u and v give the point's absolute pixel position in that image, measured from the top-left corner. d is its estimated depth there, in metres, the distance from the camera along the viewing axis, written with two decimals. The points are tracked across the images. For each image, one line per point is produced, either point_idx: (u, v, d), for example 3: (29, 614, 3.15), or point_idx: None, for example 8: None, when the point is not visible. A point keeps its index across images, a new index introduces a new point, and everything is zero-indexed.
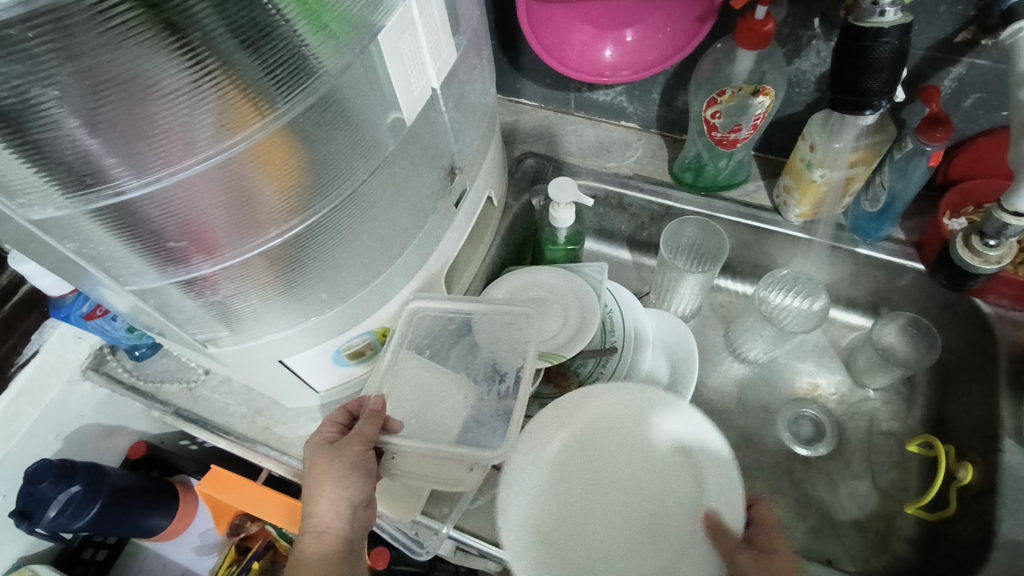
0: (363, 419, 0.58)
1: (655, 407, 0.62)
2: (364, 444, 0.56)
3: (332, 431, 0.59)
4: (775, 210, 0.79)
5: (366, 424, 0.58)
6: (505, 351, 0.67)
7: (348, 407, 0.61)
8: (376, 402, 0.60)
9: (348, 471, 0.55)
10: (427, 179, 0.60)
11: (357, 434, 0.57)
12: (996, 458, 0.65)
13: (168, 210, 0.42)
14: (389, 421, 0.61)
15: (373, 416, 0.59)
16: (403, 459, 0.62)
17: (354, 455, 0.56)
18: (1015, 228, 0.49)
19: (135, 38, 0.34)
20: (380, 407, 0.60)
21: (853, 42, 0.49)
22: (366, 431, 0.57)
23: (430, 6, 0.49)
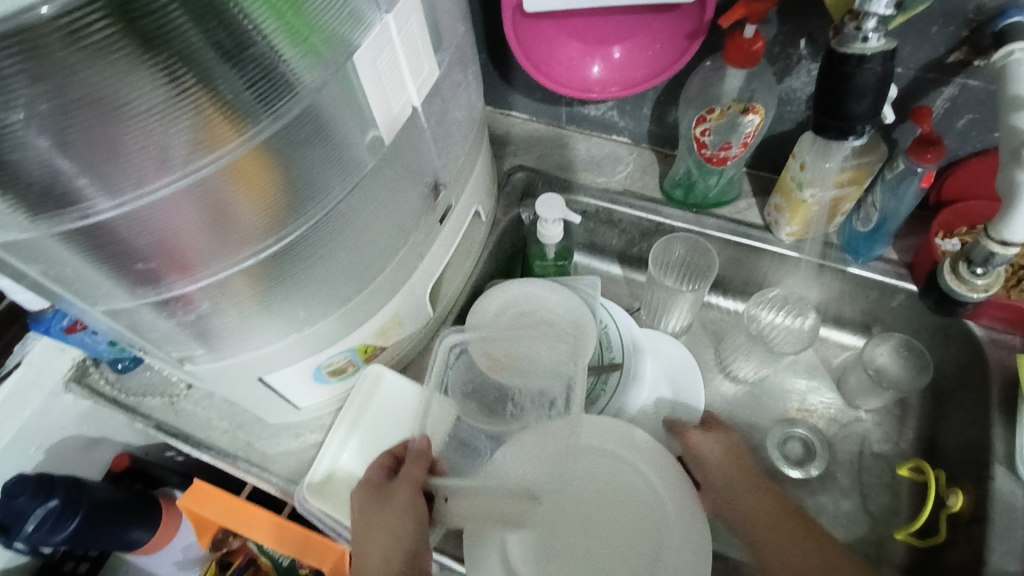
0: (409, 462, 0.61)
1: (628, 444, 0.67)
2: (413, 488, 0.59)
3: (379, 475, 0.62)
4: (766, 228, 0.78)
5: (413, 467, 0.61)
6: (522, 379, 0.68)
7: (393, 451, 0.64)
8: (421, 443, 0.63)
9: (401, 516, 0.58)
10: (410, 197, 0.59)
11: (404, 478, 0.60)
12: (987, 486, 0.64)
13: (140, 231, 0.41)
14: (436, 463, 0.64)
15: (419, 457, 0.62)
16: (456, 501, 0.62)
17: (405, 500, 0.59)
18: (1002, 257, 0.48)
19: (107, 57, 0.33)
20: (424, 447, 0.62)
21: (836, 67, 0.48)
22: (413, 473, 0.60)
23: (410, 25, 0.49)
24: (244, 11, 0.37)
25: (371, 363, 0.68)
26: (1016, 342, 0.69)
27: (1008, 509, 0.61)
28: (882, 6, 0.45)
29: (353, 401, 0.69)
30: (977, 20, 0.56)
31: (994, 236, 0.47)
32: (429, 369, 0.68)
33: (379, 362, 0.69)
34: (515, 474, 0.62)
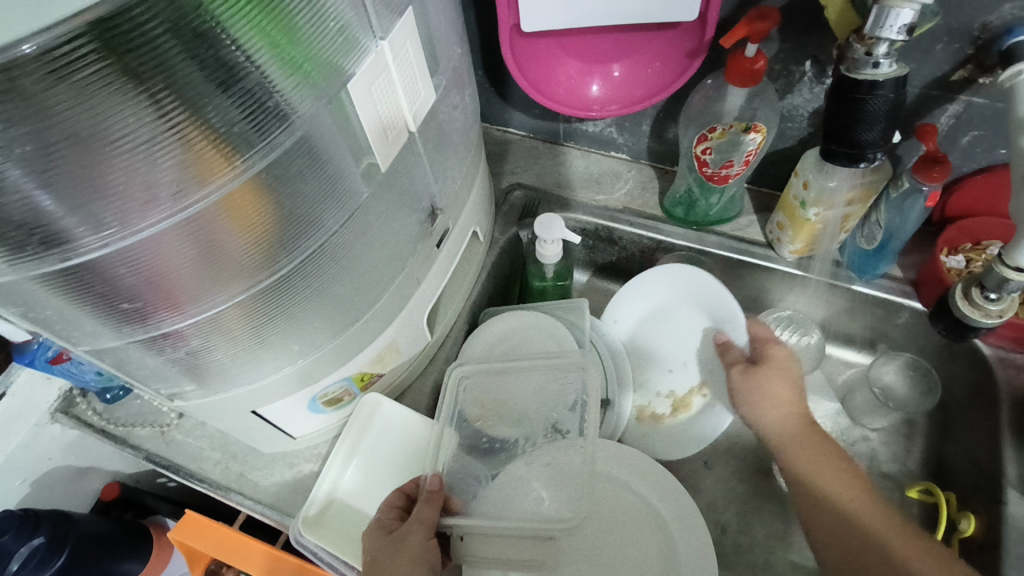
0: (421, 502, 0.58)
1: (645, 474, 0.65)
2: (424, 533, 0.56)
3: (391, 517, 0.58)
4: (769, 245, 0.77)
5: (426, 509, 0.57)
6: (537, 410, 0.65)
7: (405, 488, 0.61)
8: (433, 483, 0.59)
9: (413, 564, 0.54)
10: (407, 222, 0.57)
11: (414, 521, 0.56)
12: (1000, 511, 0.62)
13: (129, 269, 0.39)
14: (451, 501, 0.61)
15: (431, 498, 0.58)
16: (475, 541, 0.59)
17: (416, 546, 0.55)
18: (1016, 283, 0.46)
19: (93, 93, 0.31)
20: (437, 488, 0.59)
21: (846, 93, 0.47)
22: (424, 517, 0.57)
23: (406, 50, 0.47)
24: (236, 40, 0.35)
25: (367, 392, 0.66)
26: None
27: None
28: (894, 32, 0.43)
29: (348, 432, 0.66)
30: (982, 38, 0.55)
31: (1009, 262, 0.46)
32: (437, 408, 0.65)
33: (376, 390, 0.68)
34: (531, 514, 0.59)
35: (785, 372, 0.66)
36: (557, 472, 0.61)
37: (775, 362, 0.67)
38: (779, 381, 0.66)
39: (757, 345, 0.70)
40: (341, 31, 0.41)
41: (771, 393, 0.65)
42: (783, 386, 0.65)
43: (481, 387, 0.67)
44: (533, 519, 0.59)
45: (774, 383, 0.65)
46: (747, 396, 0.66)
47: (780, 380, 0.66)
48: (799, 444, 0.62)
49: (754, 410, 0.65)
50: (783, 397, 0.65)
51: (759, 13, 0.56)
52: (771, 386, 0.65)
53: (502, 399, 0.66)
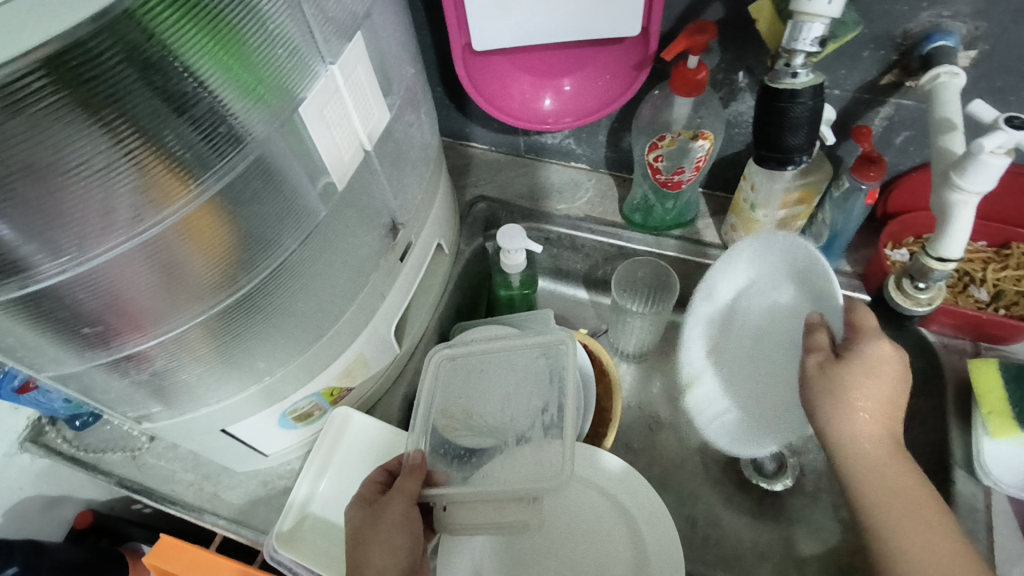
0: (404, 475, 0.59)
1: (616, 471, 0.66)
2: (406, 501, 0.56)
3: (372, 490, 0.59)
4: (724, 246, 0.80)
5: (407, 480, 0.58)
6: (518, 393, 0.67)
7: (388, 466, 0.61)
8: (416, 457, 0.60)
9: (395, 531, 0.55)
10: (367, 238, 0.58)
11: (396, 491, 0.57)
12: (948, 490, 0.65)
13: (91, 291, 0.40)
14: (434, 475, 0.62)
15: (413, 471, 0.59)
16: (457, 510, 0.61)
17: (395, 515, 0.56)
18: (940, 272, 0.50)
19: (52, 122, 0.32)
20: (420, 462, 0.60)
21: (769, 102, 0.50)
22: (407, 487, 0.58)
23: (356, 72, 0.49)
24: (188, 68, 0.37)
25: (337, 405, 0.67)
26: (966, 345, 0.72)
27: (970, 511, 0.63)
28: (808, 45, 0.47)
29: (322, 446, 0.67)
30: (905, 44, 0.59)
31: (933, 252, 0.49)
32: (411, 419, 0.65)
33: (346, 404, 0.69)
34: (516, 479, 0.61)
35: (874, 374, 0.54)
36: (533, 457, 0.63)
37: (865, 356, 0.55)
38: (866, 384, 0.54)
39: (848, 333, 0.57)
40: (292, 55, 0.43)
41: (855, 395, 0.54)
42: (871, 389, 0.54)
43: (446, 397, 0.68)
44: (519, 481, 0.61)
45: (864, 387, 0.54)
46: (825, 397, 0.55)
47: (867, 383, 0.54)
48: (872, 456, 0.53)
49: (829, 415, 0.54)
50: (865, 401, 0.54)
51: (697, 27, 0.59)
52: (855, 387, 0.54)
53: (469, 408, 0.67)
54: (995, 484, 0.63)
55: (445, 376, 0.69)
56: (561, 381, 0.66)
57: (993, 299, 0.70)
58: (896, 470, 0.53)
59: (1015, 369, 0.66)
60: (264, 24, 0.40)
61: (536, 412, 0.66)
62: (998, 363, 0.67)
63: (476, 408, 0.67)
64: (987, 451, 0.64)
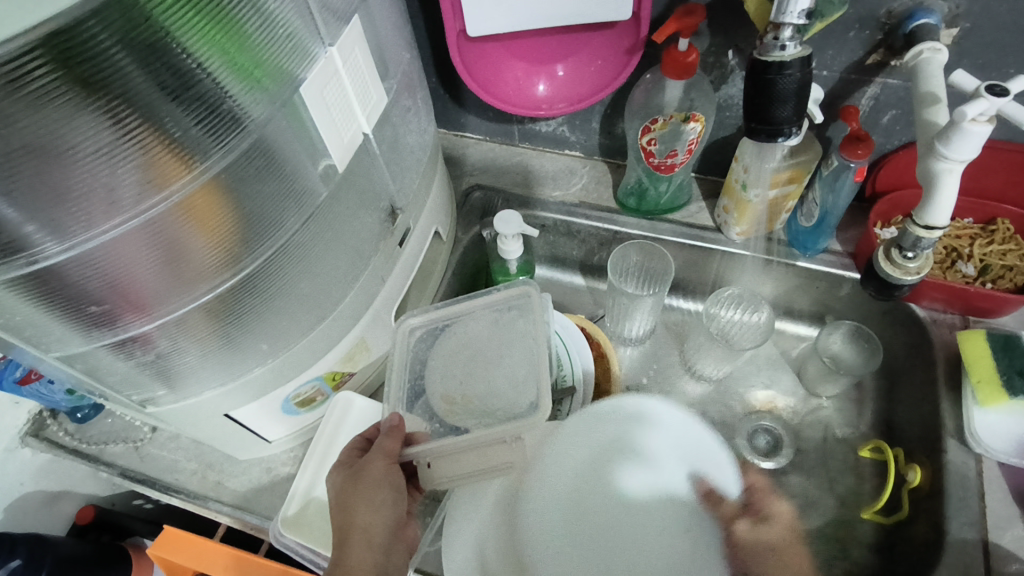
0: (384, 435, 0.59)
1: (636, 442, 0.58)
2: (384, 459, 0.57)
3: (352, 454, 0.59)
4: (717, 229, 0.81)
5: (387, 440, 0.58)
6: (495, 358, 0.66)
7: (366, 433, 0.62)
8: (393, 418, 0.60)
9: (377, 488, 0.55)
10: (367, 222, 0.59)
11: (375, 451, 0.57)
12: (940, 459, 0.66)
13: (95, 271, 0.40)
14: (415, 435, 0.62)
15: (393, 431, 0.59)
16: (438, 465, 0.60)
17: (378, 471, 0.56)
18: (929, 240, 0.50)
19: (54, 102, 0.33)
20: (398, 422, 0.60)
21: (759, 75, 0.51)
22: (387, 447, 0.58)
23: (354, 55, 0.50)
24: (187, 50, 0.37)
25: (339, 390, 0.68)
26: (955, 320, 0.73)
27: (961, 479, 0.64)
28: (795, 17, 0.48)
29: (325, 432, 0.68)
30: (889, 23, 0.60)
31: (919, 221, 0.50)
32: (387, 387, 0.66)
33: (348, 389, 0.69)
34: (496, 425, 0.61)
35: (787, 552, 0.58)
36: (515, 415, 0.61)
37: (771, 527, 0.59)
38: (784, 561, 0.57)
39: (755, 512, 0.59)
40: (290, 38, 0.43)
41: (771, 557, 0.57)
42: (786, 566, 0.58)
43: (425, 368, 0.67)
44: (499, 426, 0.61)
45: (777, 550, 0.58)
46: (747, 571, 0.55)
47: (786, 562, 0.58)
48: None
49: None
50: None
51: (687, 9, 0.61)
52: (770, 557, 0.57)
53: (468, 392, 0.65)
54: (986, 451, 0.64)
55: (439, 354, 0.68)
56: (535, 341, 0.65)
57: (980, 273, 0.72)
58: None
59: (1002, 339, 0.68)
60: (261, 6, 0.40)
61: (513, 378, 0.64)
62: (986, 333, 0.69)
63: (475, 392, 0.65)
64: (976, 420, 0.65)
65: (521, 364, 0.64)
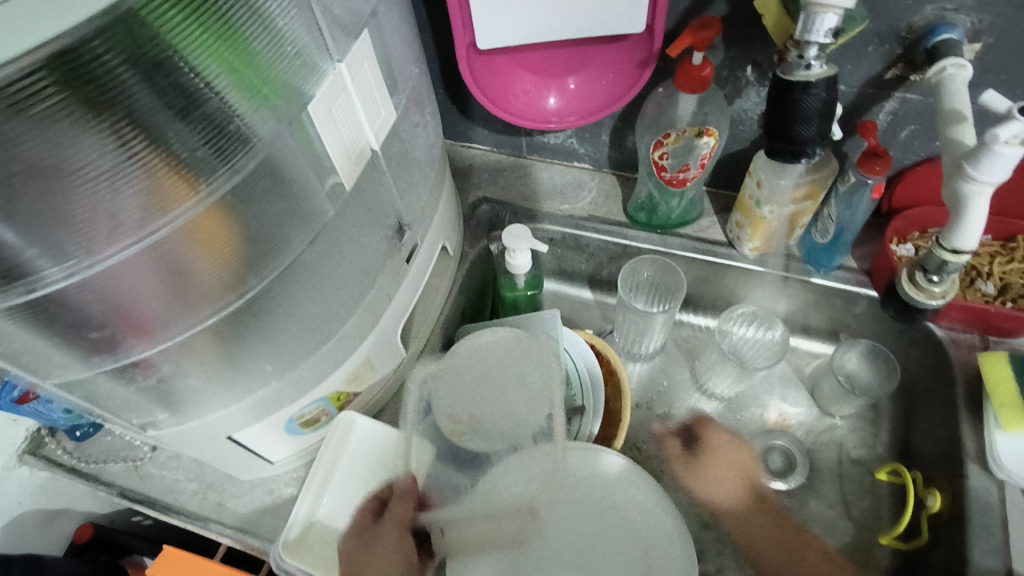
0: (395, 500, 0.61)
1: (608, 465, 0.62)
2: (396, 531, 0.59)
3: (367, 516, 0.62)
4: (730, 244, 0.80)
5: (398, 506, 0.61)
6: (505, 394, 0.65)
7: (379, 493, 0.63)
8: (406, 482, 0.62)
9: (385, 558, 0.58)
10: (374, 239, 0.57)
11: (389, 519, 0.60)
12: (961, 484, 0.64)
13: (96, 296, 0.39)
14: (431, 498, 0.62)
15: (404, 496, 0.61)
16: (451, 531, 0.59)
17: (389, 541, 0.59)
18: (955, 264, 0.49)
19: (56, 123, 0.32)
20: (409, 486, 0.62)
21: (783, 93, 0.50)
22: (399, 513, 0.60)
23: (363, 70, 0.48)
24: (194, 68, 0.36)
25: (342, 410, 0.66)
26: (974, 340, 0.71)
27: (983, 505, 0.62)
28: (822, 35, 0.47)
29: (325, 456, 0.65)
30: (909, 38, 0.59)
31: (947, 245, 0.48)
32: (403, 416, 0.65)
33: (350, 408, 0.67)
34: (512, 491, 0.58)
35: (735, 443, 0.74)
36: (527, 471, 0.59)
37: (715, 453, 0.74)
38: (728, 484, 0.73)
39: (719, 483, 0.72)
40: (298, 55, 0.42)
41: (714, 476, 0.73)
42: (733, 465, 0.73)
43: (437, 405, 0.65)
44: (515, 493, 0.58)
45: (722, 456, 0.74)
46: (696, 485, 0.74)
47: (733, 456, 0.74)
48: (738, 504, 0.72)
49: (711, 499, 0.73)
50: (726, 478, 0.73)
51: (702, 22, 0.59)
52: (716, 472, 0.73)
53: (474, 412, 0.64)
54: (1008, 476, 0.62)
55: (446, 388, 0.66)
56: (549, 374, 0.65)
57: (1000, 292, 0.70)
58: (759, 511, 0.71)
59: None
60: (269, 23, 0.39)
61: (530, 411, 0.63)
62: (1007, 356, 0.67)
63: (482, 411, 0.64)
64: (999, 444, 0.63)
65: (536, 399, 0.63)
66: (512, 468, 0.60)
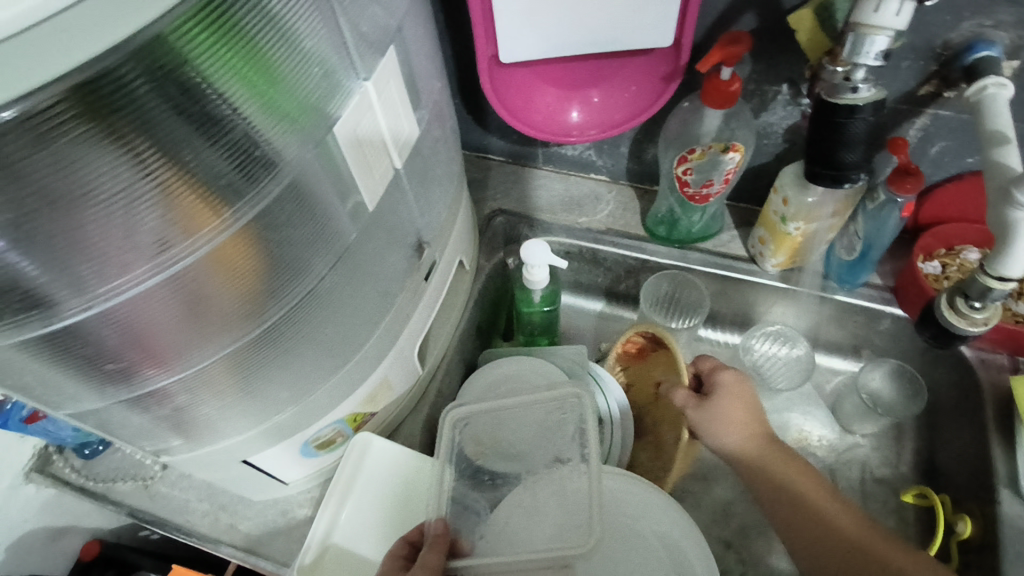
0: (425, 547, 0.53)
1: (648, 501, 0.61)
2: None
3: (397, 566, 0.55)
4: (751, 260, 0.78)
5: (430, 553, 0.52)
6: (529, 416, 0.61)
7: (409, 537, 0.57)
8: (437, 526, 0.55)
9: None
10: (394, 259, 0.56)
11: (418, 567, 0.51)
12: (993, 511, 0.63)
13: (115, 328, 0.37)
14: (459, 543, 0.56)
15: (436, 542, 0.54)
16: None
17: None
18: (1000, 291, 0.48)
19: (79, 153, 0.30)
20: (442, 530, 0.55)
21: (827, 118, 0.51)
22: (429, 560, 0.52)
23: (388, 88, 0.47)
24: (221, 93, 0.34)
25: (359, 430, 0.65)
26: (1006, 360, 0.69)
27: (1017, 533, 0.61)
28: (871, 58, 0.47)
29: (340, 475, 0.64)
30: (945, 54, 0.57)
31: (992, 271, 0.47)
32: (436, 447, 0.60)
33: (367, 429, 0.66)
34: (542, 543, 0.54)
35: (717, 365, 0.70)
36: (563, 499, 0.57)
37: (727, 392, 0.66)
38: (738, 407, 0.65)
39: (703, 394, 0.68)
40: (326, 76, 0.40)
41: (729, 418, 0.65)
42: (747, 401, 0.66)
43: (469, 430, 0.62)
44: (545, 548, 0.54)
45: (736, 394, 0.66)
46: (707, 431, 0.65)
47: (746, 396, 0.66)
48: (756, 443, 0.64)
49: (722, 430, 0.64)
50: (740, 419, 0.65)
51: (731, 38, 0.58)
52: (730, 412, 0.65)
53: (496, 432, 0.61)
54: None
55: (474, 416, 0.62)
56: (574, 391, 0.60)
57: None
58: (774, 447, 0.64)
59: None
60: (298, 44, 0.37)
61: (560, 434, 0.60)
62: None
63: (503, 432, 0.61)
64: None
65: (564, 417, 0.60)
66: (529, 497, 0.58)
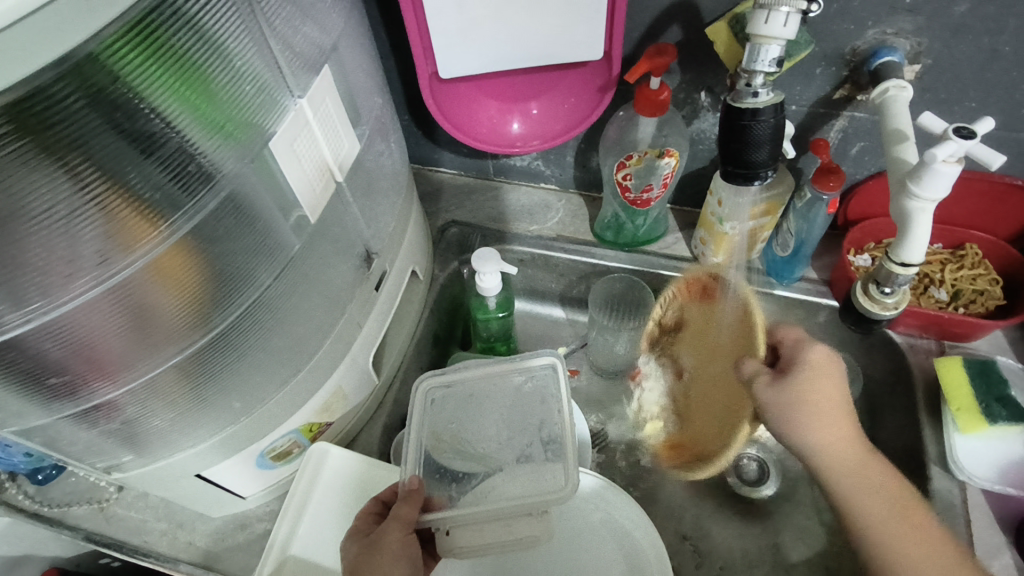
0: (399, 501, 0.55)
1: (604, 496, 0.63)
2: (403, 529, 0.53)
3: (368, 521, 0.56)
4: (695, 260, 0.82)
5: (403, 506, 0.54)
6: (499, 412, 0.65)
7: (382, 495, 0.58)
8: (411, 482, 0.56)
9: (394, 561, 0.51)
10: (341, 270, 0.57)
11: (391, 519, 0.53)
12: (926, 487, 0.66)
13: (59, 339, 0.38)
14: (432, 499, 0.58)
15: (409, 497, 0.55)
16: (461, 533, 0.57)
17: (395, 544, 0.52)
18: (903, 277, 0.51)
19: (16, 169, 0.31)
20: (417, 486, 0.56)
21: (734, 122, 0.55)
22: (403, 514, 0.54)
23: (325, 104, 0.49)
24: (155, 109, 0.36)
25: (315, 441, 0.66)
26: (931, 345, 0.74)
27: (948, 506, 0.64)
28: (767, 65, 0.51)
29: (297, 485, 0.65)
30: (854, 60, 0.61)
31: (895, 258, 0.50)
32: (403, 453, 0.60)
33: (324, 439, 0.67)
34: (516, 495, 0.58)
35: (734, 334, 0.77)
36: (533, 480, 0.59)
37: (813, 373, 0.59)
38: (824, 399, 0.58)
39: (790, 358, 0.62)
40: (260, 91, 0.42)
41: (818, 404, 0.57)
42: (827, 413, 0.57)
43: (437, 422, 0.64)
44: (522, 497, 0.58)
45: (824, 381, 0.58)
46: (796, 421, 0.58)
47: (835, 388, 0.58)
48: (842, 452, 0.56)
49: (808, 429, 0.57)
50: (828, 411, 0.57)
51: (657, 50, 0.61)
52: (818, 398, 0.58)
53: (457, 432, 0.63)
54: (969, 477, 0.64)
55: (442, 414, 0.64)
56: (550, 391, 0.64)
57: (952, 298, 0.73)
58: (868, 465, 0.55)
59: (979, 365, 0.69)
60: (230, 61, 0.39)
61: (532, 433, 0.62)
62: (962, 360, 0.70)
63: (464, 432, 0.63)
64: (959, 446, 0.66)
65: (543, 408, 0.63)
66: (494, 488, 0.59)
